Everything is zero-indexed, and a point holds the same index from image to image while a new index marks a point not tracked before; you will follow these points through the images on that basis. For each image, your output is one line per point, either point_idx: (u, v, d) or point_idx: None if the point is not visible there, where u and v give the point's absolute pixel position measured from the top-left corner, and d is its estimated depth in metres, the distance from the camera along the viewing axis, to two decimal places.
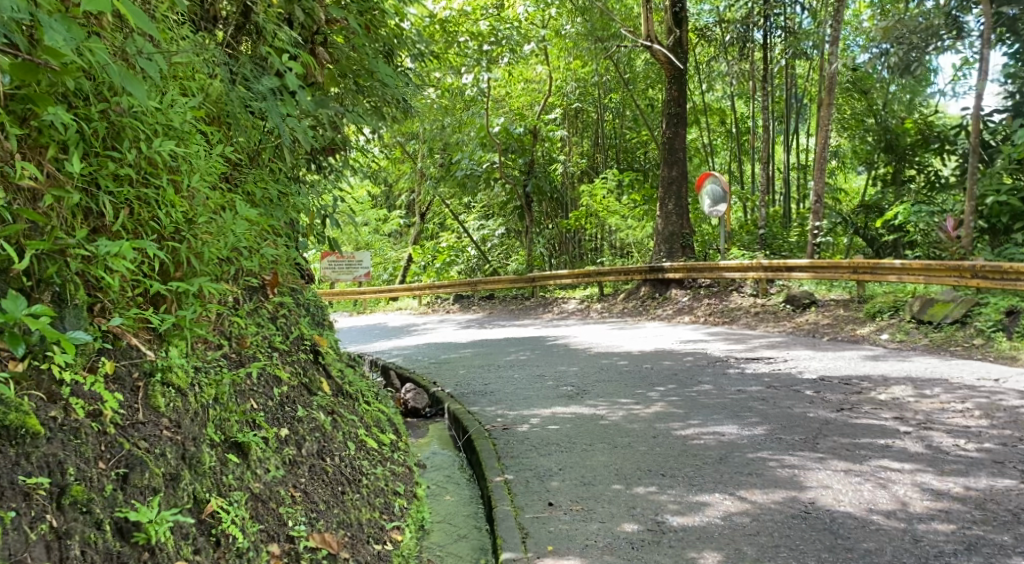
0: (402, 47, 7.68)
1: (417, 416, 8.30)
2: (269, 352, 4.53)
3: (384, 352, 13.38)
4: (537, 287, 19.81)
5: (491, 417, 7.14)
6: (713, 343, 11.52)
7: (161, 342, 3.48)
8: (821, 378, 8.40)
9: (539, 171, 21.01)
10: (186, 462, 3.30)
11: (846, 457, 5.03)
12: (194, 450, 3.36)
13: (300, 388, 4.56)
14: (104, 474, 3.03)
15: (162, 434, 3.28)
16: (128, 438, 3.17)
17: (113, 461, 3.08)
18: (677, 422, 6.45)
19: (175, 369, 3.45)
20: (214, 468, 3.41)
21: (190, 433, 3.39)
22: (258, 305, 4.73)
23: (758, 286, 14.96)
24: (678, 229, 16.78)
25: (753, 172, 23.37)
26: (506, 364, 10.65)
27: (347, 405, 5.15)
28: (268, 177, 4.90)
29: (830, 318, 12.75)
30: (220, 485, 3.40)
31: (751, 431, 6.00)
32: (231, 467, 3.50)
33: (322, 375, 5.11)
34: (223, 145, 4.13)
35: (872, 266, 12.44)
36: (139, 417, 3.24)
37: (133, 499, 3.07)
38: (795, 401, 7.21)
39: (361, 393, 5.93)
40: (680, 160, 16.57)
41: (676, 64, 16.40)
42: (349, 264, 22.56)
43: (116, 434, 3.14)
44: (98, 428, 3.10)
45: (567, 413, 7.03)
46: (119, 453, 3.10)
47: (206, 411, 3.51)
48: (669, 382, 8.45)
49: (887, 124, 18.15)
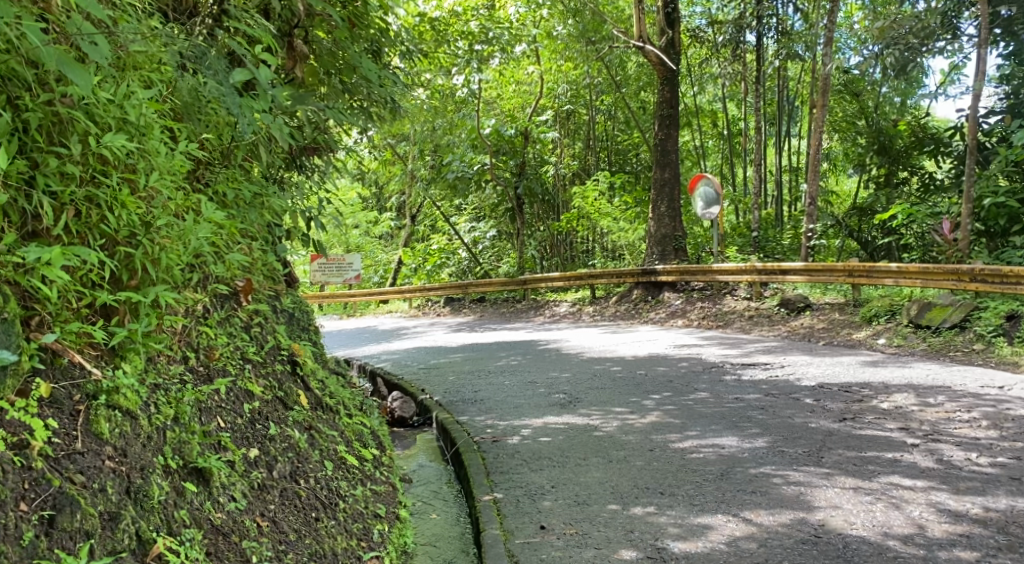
0: (387, 43, 7.39)
1: (404, 425, 8.01)
2: (242, 364, 4.25)
3: (371, 356, 13.08)
4: (528, 290, 19.54)
5: (480, 427, 6.85)
6: (708, 348, 11.25)
7: (112, 359, 3.19)
8: (820, 385, 8.13)
9: (530, 175, 20.89)
10: (130, 496, 2.99)
11: (855, 473, 4.77)
12: (140, 482, 3.05)
13: (275, 403, 4.28)
14: (24, 517, 2.70)
15: (103, 465, 2.98)
16: (60, 472, 2.86)
17: (37, 501, 2.76)
18: (674, 433, 6.18)
19: (124, 390, 3.15)
20: (164, 502, 3.10)
21: (137, 462, 3.09)
22: (231, 313, 4.45)
23: (752, 289, 14.72)
24: (670, 231, 16.51)
25: (746, 174, 23.13)
26: (496, 370, 10.38)
27: (326, 420, 4.86)
28: (241, 176, 4.60)
29: (826, 322, 12.50)
30: (170, 521, 3.08)
31: (752, 443, 5.73)
32: (188, 497, 3.20)
33: (300, 388, 4.82)
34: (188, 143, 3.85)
35: (868, 269, 12.20)
36: (77, 446, 2.94)
37: (59, 547, 2.74)
38: (795, 410, 6.94)
39: (342, 404, 5.64)
40: (672, 162, 16.33)
41: (669, 65, 16.12)
42: (339, 267, 22.30)
43: (44, 469, 2.82)
44: (23, 464, 2.77)
45: (559, 423, 6.75)
46: (46, 492, 2.78)
47: (162, 433, 3.25)
48: (664, 390, 8.18)
49: (880, 126, 17.88)
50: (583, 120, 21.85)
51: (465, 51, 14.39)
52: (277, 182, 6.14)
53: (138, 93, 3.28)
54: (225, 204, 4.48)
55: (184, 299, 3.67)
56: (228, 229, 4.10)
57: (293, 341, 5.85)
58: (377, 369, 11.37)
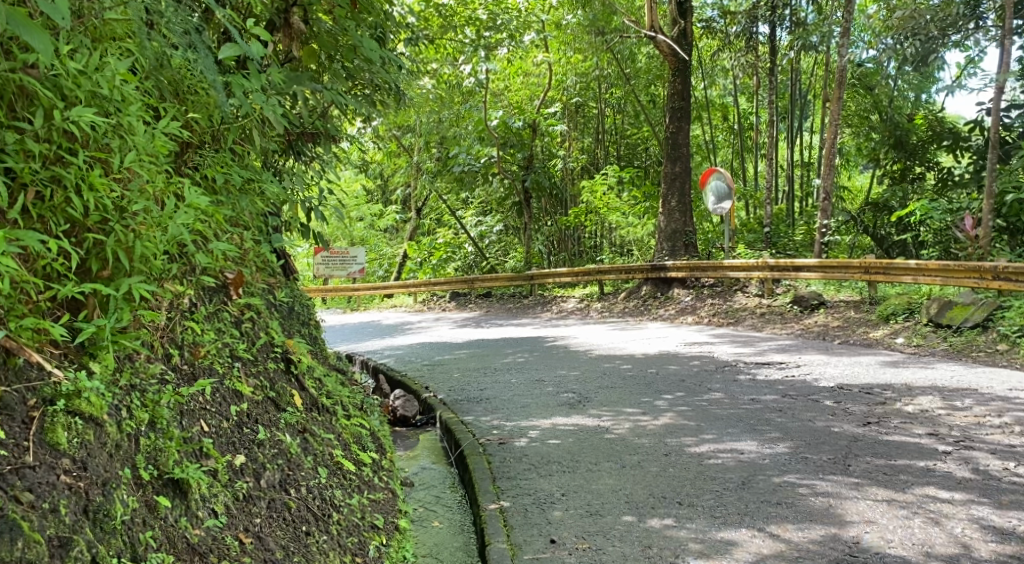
0: (391, 26, 7.09)
1: (406, 425, 7.70)
2: (230, 363, 3.97)
3: (375, 351, 12.77)
4: (535, 285, 19.25)
5: (485, 428, 6.56)
6: (720, 346, 10.93)
7: (75, 360, 2.92)
8: (839, 386, 7.81)
9: (538, 168, 20.22)
10: (87, 515, 2.69)
11: (887, 484, 4.46)
12: (100, 500, 2.75)
13: (265, 403, 4.01)
14: None
15: (58, 482, 2.68)
16: (7, 490, 2.55)
17: None
18: (690, 437, 5.88)
19: (86, 395, 2.85)
20: (128, 523, 2.80)
21: (98, 476, 2.79)
22: (220, 307, 4.16)
23: (764, 286, 14.39)
24: (681, 226, 16.17)
25: (757, 169, 22.76)
26: (502, 367, 10.07)
27: (322, 423, 4.57)
28: (232, 161, 4.31)
29: (841, 320, 12.17)
30: (133, 544, 2.78)
31: (772, 448, 5.43)
32: (161, 513, 2.92)
33: (294, 388, 4.53)
34: (170, 121, 3.58)
35: (885, 266, 11.87)
36: (29, 459, 2.65)
37: None
38: (815, 413, 6.63)
39: (340, 404, 5.34)
40: (683, 155, 15.98)
41: (681, 56, 15.78)
42: (344, 260, 22.03)
43: None
44: None
45: (568, 425, 6.44)
46: None
47: (134, 441, 2.98)
48: (676, 390, 7.86)
49: (895, 120, 17.54)
50: (593, 113, 21.52)
51: (471, 41, 14.07)
52: (272, 168, 5.84)
53: (111, 63, 3.02)
54: (212, 191, 4.18)
55: (163, 292, 3.38)
56: (212, 215, 3.80)
57: (287, 337, 5.56)
58: (380, 364, 11.06)
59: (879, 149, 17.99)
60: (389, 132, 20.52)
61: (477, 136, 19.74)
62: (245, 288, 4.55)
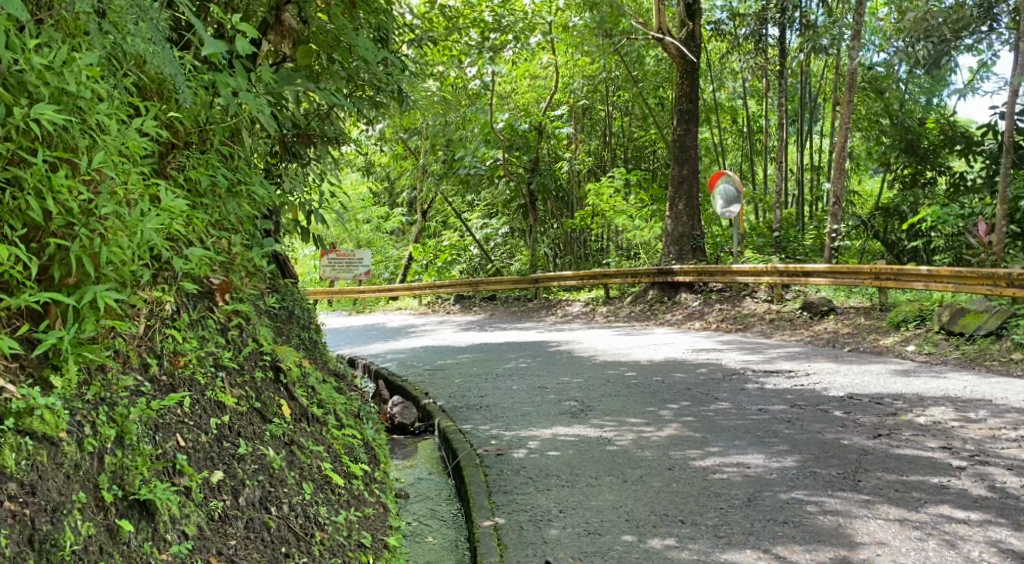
0: (391, 24, 6.93)
1: (405, 432, 7.54)
2: (214, 371, 3.80)
3: (377, 355, 12.61)
4: (540, 288, 19.08)
5: (484, 438, 6.39)
6: (727, 353, 10.74)
7: (28, 375, 2.74)
8: (849, 396, 7.62)
9: (544, 170, 20.02)
10: (31, 546, 2.53)
11: (899, 502, 4.28)
12: (48, 528, 2.56)
13: (250, 414, 3.85)
14: None
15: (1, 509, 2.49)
16: None
17: None
18: (694, 449, 5.70)
19: (39, 412, 2.67)
20: (80, 551, 2.62)
21: (46, 501, 2.61)
22: (206, 313, 3.98)
23: (772, 291, 14.20)
24: (688, 230, 15.99)
25: (766, 173, 22.55)
26: (504, 373, 9.90)
27: (311, 434, 4.40)
28: (219, 162, 4.14)
29: (851, 327, 11.97)
30: None
31: (780, 461, 5.25)
32: (124, 538, 2.76)
33: (282, 397, 4.37)
34: (147, 120, 3.43)
35: (895, 273, 11.67)
36: None
37: None
38: (825, 424, 6.44)
39: (333, 414, 5.17)
40: (691, 158, 15.81)
41: (689, 58, 15.59)
42: (349, 262, 21.90)
43: None
44: None
45: (569, 436, 6.27)
46: None
47: (98, 459, 2.82)
48: (682, 399, 7.68)
49: (906, 124, 17.32)
50: (600, 116, 21.36)
51: (477, 43, 13.94)
52: (267, 170, 5.68)
53: (78, 57, 2.87)
54: (196, 194, 4.02)
55: (136, 299, 3.22)
56: (192, 219, 3.64)
57: (279, 344, 5.40)
58: (382, 368, 10.91)
59: (890, 153, 17.79)
60: (395, 134, 20.40)
61: (483, 139, 19.62)
62: (234, 293, 4.38)
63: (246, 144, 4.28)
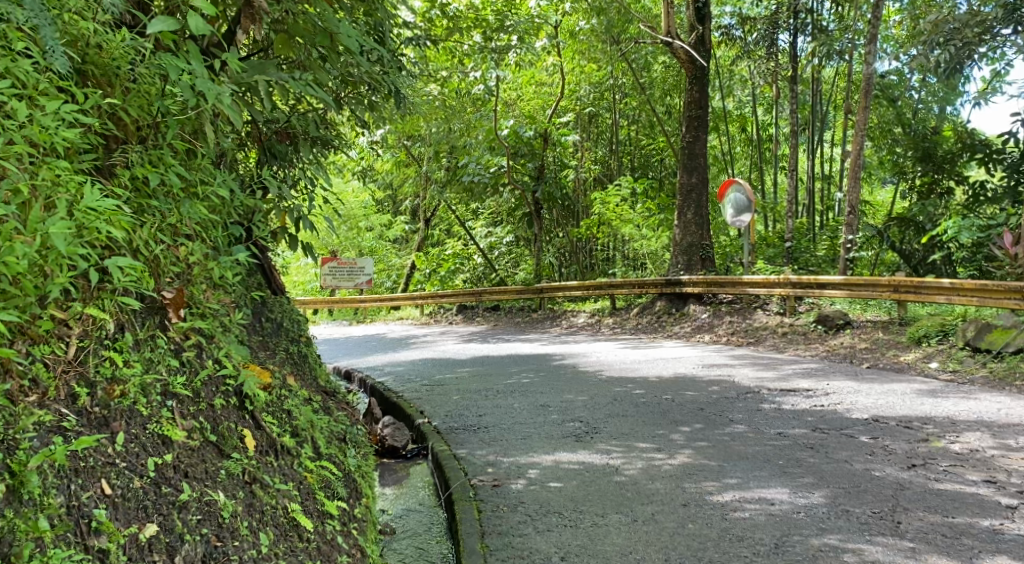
0: (382, 12, 6.36)
1: (395, 456, 6.99)
2: (161, 400, 3.29)
3: (374, 368, 12.09)
4: (545, 298, 18.57)
5: (481, 465, 5.87)
6: (740, 369, 10.22)
7: None
8: (875, 419, 7.08)
9: (550, 178, 19.44)
10: None
11: (949, 552, 3.87)
12: None
13: (202, 448, 3.36)
14: None
15: None
16: None
17: None
18: (711, 481, 5.19)
19: None
20: None
21: None
22: (155, 331, 3.47)
23: (784, 303, 13.66)
24: (697, 240, 15.44)
25: (777, 181, 22.01)
26: (505, 389, 9.38)
27: (279, 468, 3.90)
28: (175, 158, 3.64)
29: (868, 342, 11.42)
30: None
31: (806, 496, 4.74)
32: None
33: (246, 427, 3.87)
34: (69, 106, 3.02)
35: (915, 285, 11.12)
36: None
37: None
38: (852, 452, 5.92)
39: (310, 441, 4.66)
40: (701, 166, 15.30)
41: (699, 62, 15.06)
42: (351, 271, 21.40)
43: None
44: None
45: (573, 463, 5.75)
46: None
47: None
48: (694, 421, 7.15)
49: (922, 131, 16.77)
50: (606, 124, 20.84)
51: (480, 47, 13.44)
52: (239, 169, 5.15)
53: None
54: (145, 195, 3.52)
55: (39, 321, 2.85)
56: (126, 224, 3.17)
57: (251, 363, 4.89)
58: (377, 383, 10.40)
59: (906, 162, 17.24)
60: (397, 140, 19.91)
61: (488, 146, 19.10)
62: (191, 305, 3.85)
63: (208, 140, 3.77)
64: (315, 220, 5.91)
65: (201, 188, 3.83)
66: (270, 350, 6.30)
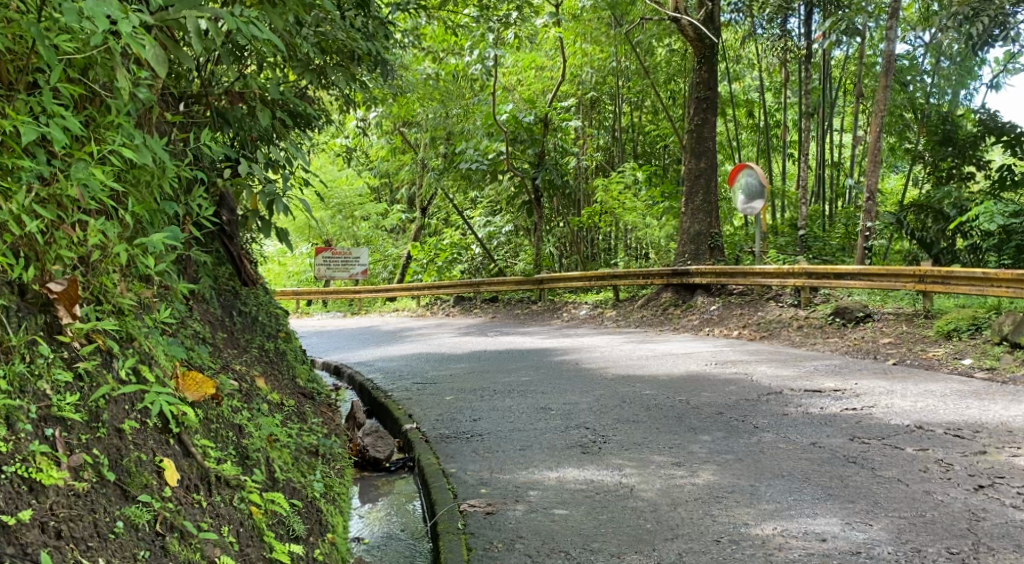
0: None
1: (377, 469, 6.14)
2: (33, 430, 2.63)
3: (364, 363, 11.27)
4: (545, 289, 17.75)
5: (474, 483, 5.07)
6: (757, 367, 9.37)
7: None
8: (918, 426, 6.26)
9: (550, 164, 18.41)
10: None
11: None
12: None
13: (94, 493, 2.69)
14: None
15: None
16: None
17: None
18: (745, 506, 4.41)
19: None
20: None
21: None
22: (36, 335, 2.79)
23: (799, 294, 12.82)
24: (705, 229, 14.60)
25: (785, 169, 21.07)
26: (502, 389, 8.55)
27: (210, 508, 3.11)
28: (68, 111, 2.92)
29: (893, 336, 10.59)
30: None
31: (864, 530, 3.96)
32: None
33: (170, 455, 3.10)
34: None
35: (944, 275, 10.25)
36: None
37: None
38: (904, 467, 5.11)
39: (258, 466, 3.85)
40: (708, 150, 14.41)
41: (708, 39, 14.09)
42: (346, 260, 20.52)
43: None
44: None
45: (579, 483, 4.94)
46: None
47: None
48: (714, 428, 6.33)
49: (944, 112, 15.75)
50: (608, 110, 19.91)
51: (474, 21, 12.45)
52: (168, 134, 4.34)
53: None
54: (18, 157, 2.81)
55: None
56: None
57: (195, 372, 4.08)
58: (365, 381, 9.60)
59: (924, 146, 16.27)
60: (391, 125, 18.92)
61: (486, 132, 18.09)
62: (83, 303, 3.05)
63: (120, 88, 3.05)
64: (277, 203, 5.09)
65: (102, 148, 3.03)
66: (234, 351, 5.51)
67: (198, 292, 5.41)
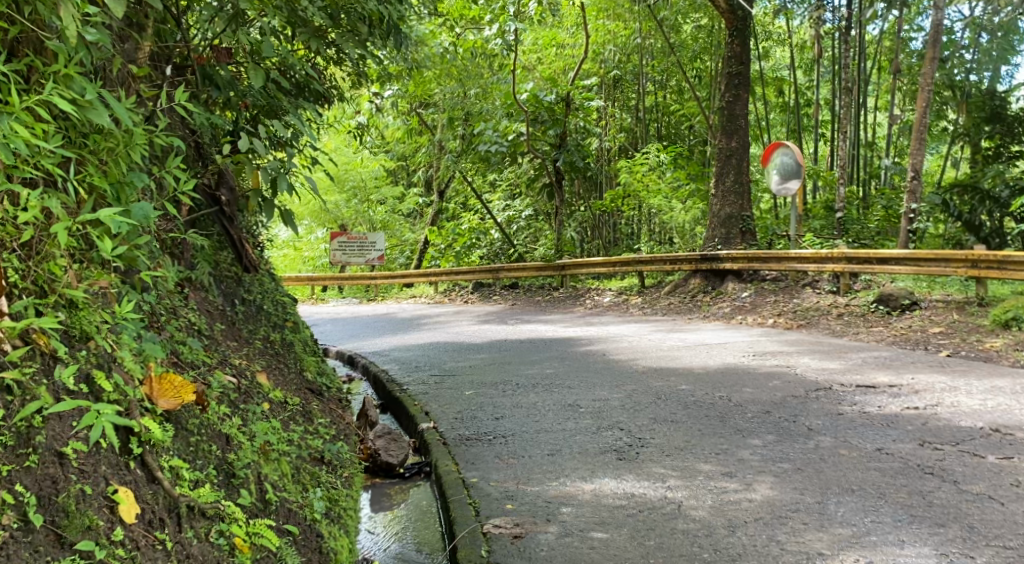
0: None
1: (390, 474, 5.53)
2: None
3: (379, 353, 10.68)
4: (567, 275, 17.08)
5: (498, 497, 4.45)
6: (799, 359, 8.71)
7: None
8: (995, 429, 5.60)
9: (572, 146, 17.50)
10: None
11: None
12: None
13: (15, 540, 2.35)
14: None
15: None
16: None
17: None
18: (816, 532, 3.80)
19: None
20: None
21: None
22: None
23: (838, 281, 12.11)
24: (736, 211, 13.87)
25: (816, 150, 20.21)
26: (526, 382, 7.93)
27: (177, 550, 2.71)
28: None
29: (943, 326, 9.88)
30: None
31: None
32: None
33: (125, 482, 2.67)
34: None
35: (999, 260, 9.53)
36: None
37: None
38: (994, 481, 4.46)
39: (246, 489, 3.28)
40: (740, 129, 13.65)
41: (741, 11, 13.34)
42: (362, 246, 19.93)
43: None
44: None
45: (619, 498, 4.32)
46: None
47: None
48: (765, 431, 5.68)
49: (991, 89, 14.85)
50: (632, 90, 19.12)
51: None
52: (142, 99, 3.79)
53: None
54: None
55: None
56: None
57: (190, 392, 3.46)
58: (380, 373, 9.00)
59: (964, 123, 15.46)
60: (409, 106, 18.11)
61: (505, 112, 17.35)
62: (17, 295, 2.60)
63: (66, 30, 2.60)
64: (285, 187, 4.46)
65: (31, 99, 2.58)
66: (233, 345, 4.92)
67: (193, 280, 4.83)
